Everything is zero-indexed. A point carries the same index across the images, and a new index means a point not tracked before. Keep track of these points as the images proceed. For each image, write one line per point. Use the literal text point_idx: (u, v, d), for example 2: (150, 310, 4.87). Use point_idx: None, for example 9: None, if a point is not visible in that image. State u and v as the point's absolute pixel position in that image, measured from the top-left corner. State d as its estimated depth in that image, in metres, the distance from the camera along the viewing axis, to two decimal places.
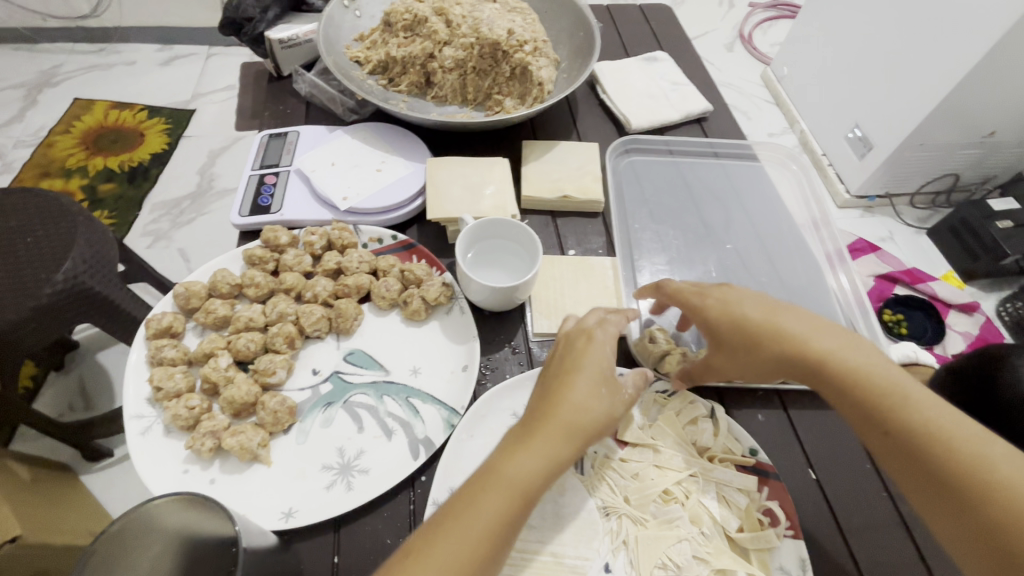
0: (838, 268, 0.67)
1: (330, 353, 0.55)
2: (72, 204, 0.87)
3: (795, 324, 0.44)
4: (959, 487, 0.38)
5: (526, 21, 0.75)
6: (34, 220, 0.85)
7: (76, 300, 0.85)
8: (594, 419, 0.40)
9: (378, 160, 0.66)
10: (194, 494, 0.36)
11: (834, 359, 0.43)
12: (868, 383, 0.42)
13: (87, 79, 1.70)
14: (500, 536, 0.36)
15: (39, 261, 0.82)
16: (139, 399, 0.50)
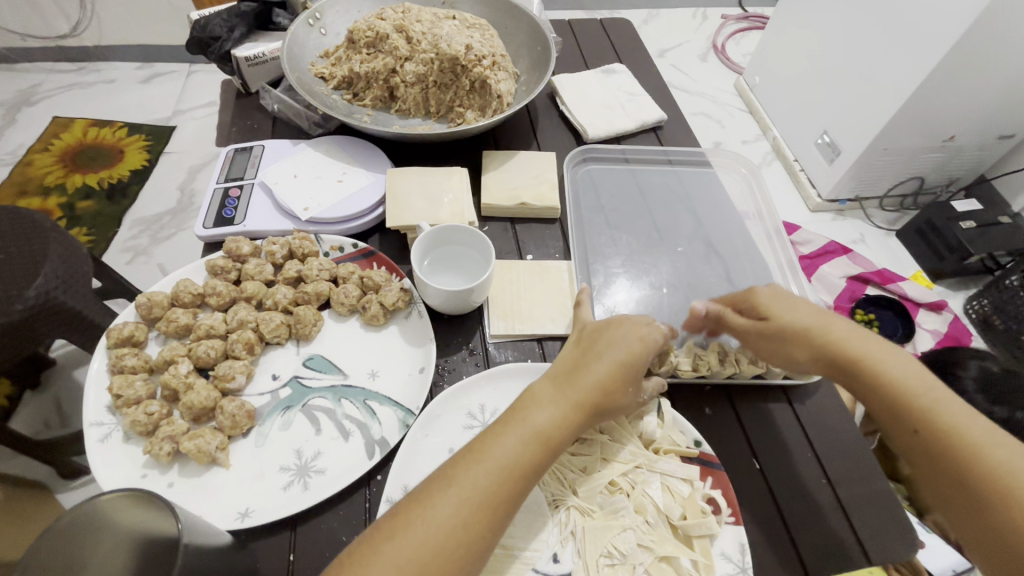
0: (791, 279, 0.68)
1: (290, 359, 0.56)
2: (42, 218, 0.88)
3: (842, 329, 0.49)
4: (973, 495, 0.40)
5: (484, 36, 0.78)
6: (6, 236, 0.87)
7: (48, 314, 0.86)
8: (619, 393, 0.46)
9: (339, 171, 0.69)
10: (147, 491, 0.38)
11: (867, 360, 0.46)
12: (901, 388, 0.45)
13: (68, 98, 1.71)
14: (524, 476, 0.42)
15: (11, 277, 0.84)
16: (99, 406, 0.51)
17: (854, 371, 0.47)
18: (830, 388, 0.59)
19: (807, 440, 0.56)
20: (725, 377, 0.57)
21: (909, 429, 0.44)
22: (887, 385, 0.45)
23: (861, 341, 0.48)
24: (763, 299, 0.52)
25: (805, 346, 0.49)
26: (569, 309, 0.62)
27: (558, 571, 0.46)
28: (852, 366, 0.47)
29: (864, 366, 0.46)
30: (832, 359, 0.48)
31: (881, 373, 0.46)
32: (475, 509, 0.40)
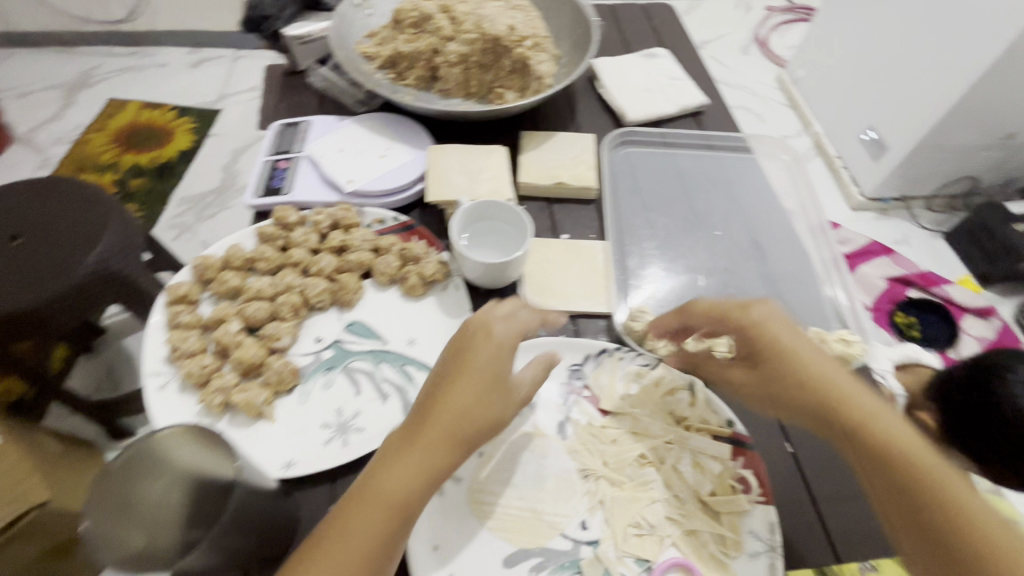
0: (835, 275, 0.66)
1: (332, 323, 0.58)
2: (103, 192, 0.94)
3: (796, 345, 0.48)
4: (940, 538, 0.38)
5: (527, 18, 0.79)
6: (68, 207, 0.92)
7: (106, 282, 0.91)
8: (491, 413, 0.44)
9: (382, 147, 0.70)
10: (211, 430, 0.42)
11: (833, 388, 0.45)
12: (858, 413, 0.44)
13: (123, 80, 1.79)
14: (406, 517, 0.40)
15: (72, 245, 0.88)
16: (157, 358, 0.54)
17: (822, 400, 0.45)
18: (869, 377, 0.58)
19: None
20: None
21: (881, 453, 0.42)
22: (848, 407, 0.44)
23: (812, 359, 0.47)
24: (758, 314, 0.50)
25: (797, 376, 0.46)
26: (603, 288, 0.62)
27: (587, 537, 0.47)
28: (819, 394, 0.45)
29: (837, 392, 0.45)
30: (796, 386, 0.46)
31: (838, 396, 0.45)
32: (382, 508, 0.39)
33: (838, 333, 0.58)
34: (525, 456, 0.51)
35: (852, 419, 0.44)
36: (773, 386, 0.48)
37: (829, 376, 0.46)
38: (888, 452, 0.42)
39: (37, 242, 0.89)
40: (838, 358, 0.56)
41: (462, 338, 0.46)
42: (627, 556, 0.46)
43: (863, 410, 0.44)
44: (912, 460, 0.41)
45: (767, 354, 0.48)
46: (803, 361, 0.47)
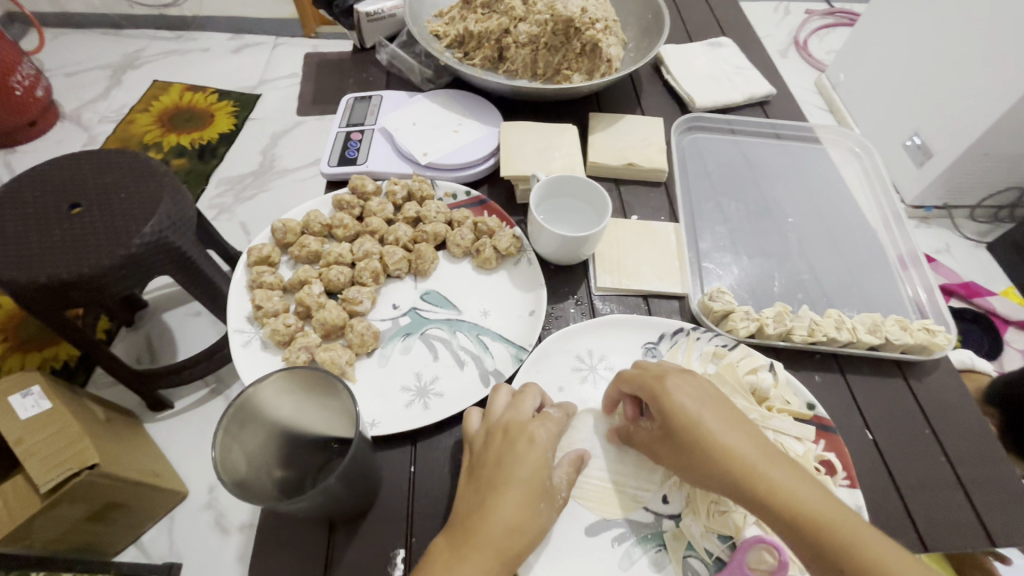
0: (910, 267, 0.65)
1: (409, 291, 0.59)
2: (161, 164, 0.91)
3: (719, 432, 0.41)
4: None
5: (598, 0, 0.78)
6: (124, 177, 0.89)
7: (161, 255, 0.86)
8: (536, 526, 0.39)
9: (454, 122, 0.71)
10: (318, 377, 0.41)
11: (773, 481, 0.39)
12: (800, 509, 0.38)
13: (167, 63, 1.82)
14: None
15: (130, 214, 0.84)
16: (241, 316, 0.55)
17: (753, 497, 0.39)
18: (948, 368, 0.57)
19: (924, 416, 0.54)
20: (838, 346, 0.56)
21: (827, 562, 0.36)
22: (780, 504, 0.38)
23: (748, 448, 0.40)
24: (668, 387, 0.43)
25: (722, 465, 0.40)
26: (677, 269, 0.62)
27: (669, 511, 0.47)
28: (746, 488, 0.39)
29: (761, 488, 0.39)
30: (727, 481, 0.40)
31: (769, 490, 0.38)
32: (487, 563, 0.37)
33: (919, 322, 0.57)
34: (600, 423, 0.51)
35: (789, 516, 0.38)
36: (697, 473, 0.41)
37: (768, 469, 0.39)
38: (835, 555, 0.36)
39: (94, 209, 0.85)
40: (919, 346, 0.55)
41: (646, 377, 0.44)
42: (711, 531, 0.46)
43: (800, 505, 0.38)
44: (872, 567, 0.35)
45: (679, 438, 0.41)
46: (726, 446, 0.40)
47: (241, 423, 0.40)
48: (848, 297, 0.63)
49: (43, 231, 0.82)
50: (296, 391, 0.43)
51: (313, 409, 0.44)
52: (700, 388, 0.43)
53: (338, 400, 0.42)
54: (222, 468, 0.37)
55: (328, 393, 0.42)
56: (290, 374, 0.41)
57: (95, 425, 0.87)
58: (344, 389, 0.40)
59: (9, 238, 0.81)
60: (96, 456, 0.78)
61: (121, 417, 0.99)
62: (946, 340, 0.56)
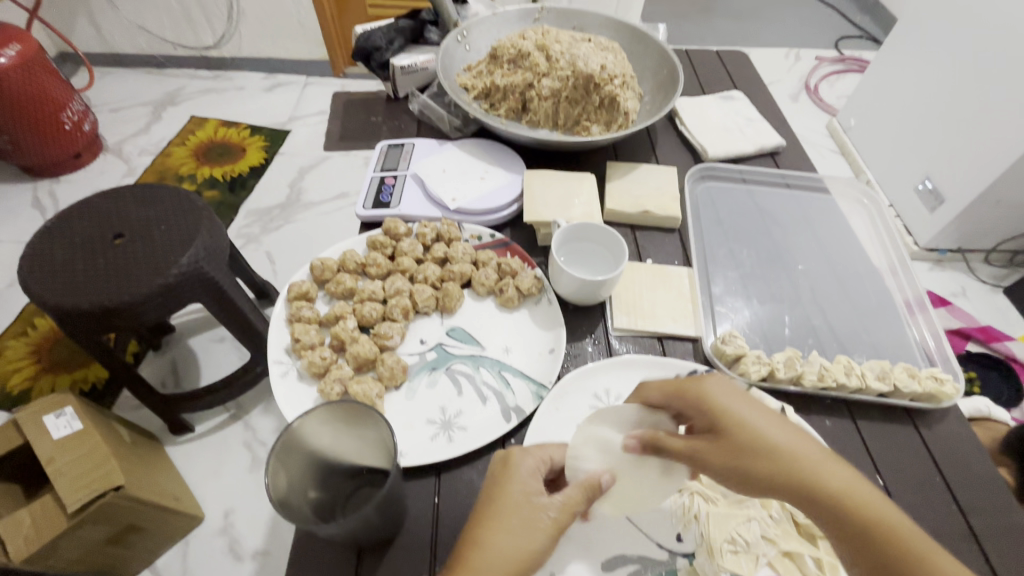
0: (918, 313, 0.67)
1: (435, 327, 0.63)
2: (198, 200, 0.97)
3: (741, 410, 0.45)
4: None
5: (617, 58, 0.84)
6: (165, 211, 0.95)
7: (195, 287, 0.91)
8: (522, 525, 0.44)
9: (481, 170, 0.76)
10: (358, 408, 0.45)
11: (819, 476, 0.42)
12: (800, 472, 0.43)
13: (204, 101, 1.93)
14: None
15: (171, 246, 0.90)
16: (280, 348, 0.59)
17: (758, 458, 0.43)
18: (958, 417, 0.58)
19: (935, 463, 0.55)
20: (847, 392, 0.58)
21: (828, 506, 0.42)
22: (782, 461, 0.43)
23: (769, 425, 0.44)
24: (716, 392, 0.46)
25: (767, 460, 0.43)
26: (691, 313, 0.65)
27: (682, 549, 0.49)
28: (794, 481, 0.42)
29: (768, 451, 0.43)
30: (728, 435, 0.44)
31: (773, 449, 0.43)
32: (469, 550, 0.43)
33: (928, 370, 0.59)
34: None
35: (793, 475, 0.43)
36: (736, 468, 0.44)
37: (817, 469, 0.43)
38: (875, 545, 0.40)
39: (138, 241, 0.90)
40: (927, 394, 0.57)
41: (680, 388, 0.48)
42: (725, 572, 0.46)
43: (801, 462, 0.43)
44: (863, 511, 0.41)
45: (728, 432, 0.45)
46: (773, 445, 0.43)
47: (286, 451, 0.43)
48: (858, 343, 0.65)
49: (88, 260, 0.88)
50: (337, 423, 0.46)
51: (349, 440, 0.48)
52: (737, 391, 0.47)
53: (377, 432, 0.45)
54: (271, 493, 0.41)
55: (367, 426, 0.46)
56: (332, 407, 0.45)
57: (120, 447, 0.90)
58: (383, 420, 0.44)
59: (57, 268, 0.86)
60: (122, 478, 0.81)
61: (145, 441, 1.02)
62: (955, 389, 0.57)
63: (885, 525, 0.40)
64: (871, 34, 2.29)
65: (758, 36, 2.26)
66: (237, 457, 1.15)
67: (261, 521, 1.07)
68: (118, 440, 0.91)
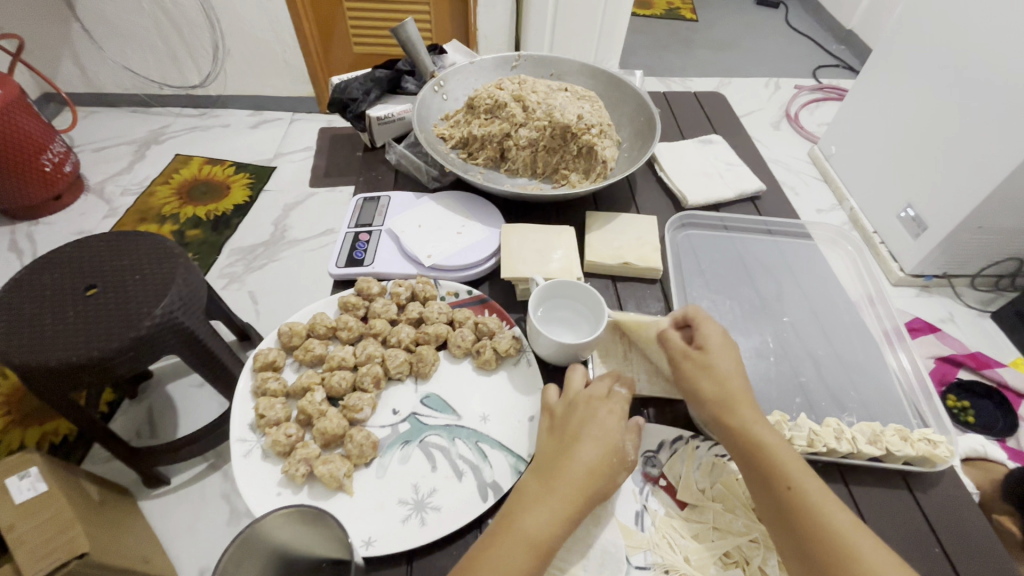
0: (897, 346, 0.67)
1: (409, 395, 0.60)
2: (175, 246, 0.94)
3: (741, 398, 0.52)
4: (817, 560, 0.43)
5: (593, 107, 0.83)
6: (140, 260, 0.92)
7: (169, 338, 0.88)
8: (608, 450, 0.49)
9: (458, 224, 0.75)
10: (316, 510, 0.42)
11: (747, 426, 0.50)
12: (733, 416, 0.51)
13: (189, 138, 1.93)
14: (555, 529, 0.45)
15: (143, 297, 0.87)
16: (243, 424, 0.56)
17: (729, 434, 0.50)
18: (952, 477, 0.56)
19: (934, 534, 0.53)
20: (839, 457, 0.56)
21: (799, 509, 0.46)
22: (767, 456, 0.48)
23: (726, 373, 0.53)
24: (703, 335, 0.55)
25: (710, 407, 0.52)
26: None
27: None
28: (724, 424, 0.51)
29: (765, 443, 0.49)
30: (717, 416, 0.51)
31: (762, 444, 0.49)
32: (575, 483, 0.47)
33: (920, 431, 0.57)
34: (592, 530, 0.50)
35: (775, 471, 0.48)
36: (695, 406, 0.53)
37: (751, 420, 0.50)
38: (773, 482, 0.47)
39: (110, 292, 0.87)
40: (921, 458, 0.55)
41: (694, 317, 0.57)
42: None
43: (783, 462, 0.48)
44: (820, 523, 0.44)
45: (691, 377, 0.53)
46: (719, 393, 0.52)
47: (243, 552, 0.41)
48: (847, 401, 0.63)
49: (60, 312, 0.85)
50: (287, 527, 0.43)
51: (301, 543, 0.44)
52: (721, 344, 0.55)
53: (328, 533, 0.43)
54: None
55: (316, 528, 0.43)
56: (286, 511, 0.42)
57: (86, 508, 0.85)
58: (334, 523, 0.42)
59: (25, 321, 0.83)
60: (88, 544, 0.76)
61: (114, 499, 0.97)
62: (949, 452, 0.55)
63: (820, 513, 0.45)
64: (847, 62, 2.35)
65: (738, 66, 2.31)
66: (214, 510, 1.10)
67: None
68: (84, 500, 0.86)
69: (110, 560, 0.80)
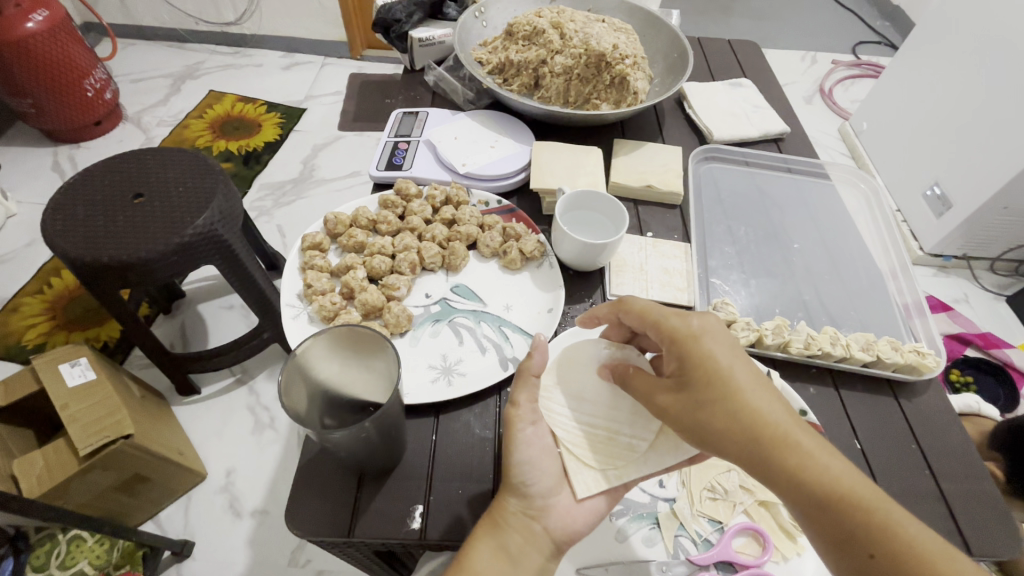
0: (916, 318, 0.67)
1: (440, 283, 0.66)
2: (215, 162, 0.92)
3: (722, 354, 0.43)
4: (848, 527, 0.37)
5: (628, 39, 0.85)
6: (182, 172, 0.90)
7: (209, 250, 0.86)
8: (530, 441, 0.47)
9: (491, 139, 0.79)
10: (360, 332, 0.48)
11: (776, 426, 0.40)
12: (744, 399, 0.41)
13: (223, 76, 1.93)
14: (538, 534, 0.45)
15: (185, 207, 0.85)
16: (292, 293, 0.63)
17: (754, 434, 0.40)
18: (939, 392, 0.61)
19: (912, 433, 0.58)
20: (832, 361, 0.60)
21: (803, 492, 0.39)
22: (737, 407, 0.41)
23: (731, 364, 0.43)
24: (684, 331, 0.45)
25: (721, 407, 0.41)
26: (683, 284, 0.67)
27: (664, 495, 0.52)
28: (753, 433, 0.40)
29: (779, 439, 0.40)
30: (746, 429, 0.40)
31: (746, 409, 0.41)
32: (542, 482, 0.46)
33: (911, 344, 0.62)
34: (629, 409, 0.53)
35: (758, 436, 0.40)
36: (704, 428, 0.42)
37: (770, 412, 0.41)
38: (790, 469, 0.39)
39: (153, 199, 0.86)
40: (909, 366, 0.60)
41: (674, 327, 0.45)
42: (702, 515, 0.50)
43: (798, 458, 0.39)
44: (838, 487, 0.38)
45: (698, 384, 0.43)
46: (733, 393, 0.41)
47: (296, 375, 0.46)
48: (847, 321, 0.67)
49: (109, 216, 0.83)
50: (342, 351, 0.49)
51: (356, 372, 0.51)
52: (721, 336, 0.44)
53: (383, 358, 0.48)
54: (287, 408, 0.43)
55: (375, 350, 0.49)
56: (339, 335, 0.48)
57: (128, 401, 0.93)
58: (388, 343, 0.47)
59: (77, 220, 0.83)
60: (132, 428, 0.84)
61: (152, 398, 1.04)
62: (936, 362, 0.60)
63: (844, 490, 0.38)
64: (889, 40, 2.28)
65: (775, 38, 2.26)
66: (241, 419, 1.15)
67: (262, 481, 1.07)
68: (126, 393, 0.93)
69: (148, 445, 0.89)
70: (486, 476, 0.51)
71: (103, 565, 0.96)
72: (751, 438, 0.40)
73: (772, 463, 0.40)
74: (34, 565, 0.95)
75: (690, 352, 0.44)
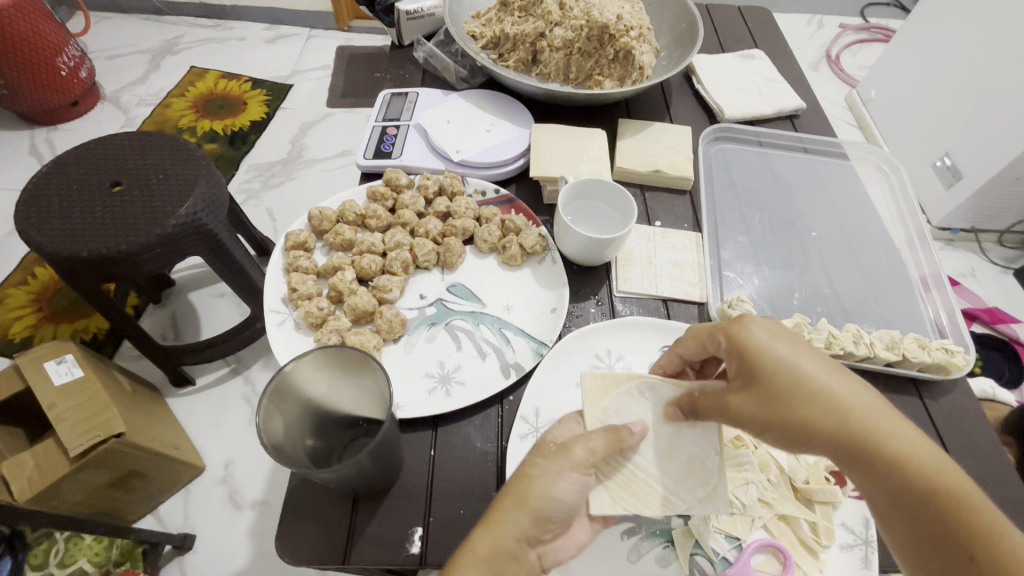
0: (932, 290, 0.66)
1: (435, 283, 0.62)
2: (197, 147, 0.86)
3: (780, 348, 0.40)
4: (943, 520, 0.35)
5: (633, 9, 0.79)
6: (160, 158, 0.84)
7: (192, 240, 0.81)
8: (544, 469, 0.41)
9: (488, 122, 0.74)
10: (349, 351, 0.43)
11: (861, 416, 0.37)
12: (818, 393, 0.38)
13: (204, 51, 1.83)
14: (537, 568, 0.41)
15: (166, 196, 0.79)
16: (277, 297, 0.59)
17: (834, 429, 0.37)
18: (965, 389, 0.58)
19: (938, 436, 0.55)
20: (855, 360, 0.57)
21: (892, 483, 0.37)
22: (817, 404, 0.38)
23: (799, 356, 0.39)
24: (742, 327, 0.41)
25: (801, 403, 0.38)
26: (694, 278, 0.63)
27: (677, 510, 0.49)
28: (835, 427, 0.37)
29: (859, 431, 0.37)
30: (827, 429, 0.37)
31: (828, 401, 0.38)
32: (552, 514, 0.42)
33: (939, 341, 0.58)
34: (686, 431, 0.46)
35: (841, 430, 0.37)
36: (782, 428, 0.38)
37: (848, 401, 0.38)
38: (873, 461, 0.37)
39: (133, 187, 0.80)
40: (937, 365, 0.56)
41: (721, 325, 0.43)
42: (718, 531, 0.47)
43: (880, 447, 0.37)
44: (928, 474, 0.36)
45: (767, 382, 0.39)
46: (809, 385, 0.38)
47: (281, 396, 0.42)
48: (867, 314, 0.63)
49: (87, 208, 0.77)
50: (332, 368, 0.45)
51: (346, 389, 0.47)
52: (776, 328, 0.41)
53: (375, 378, 0.45)
54: (266, 437, 0.40)
55: (368, 371, 0.45)
56: (327, 353, 0.44)
57: (118, 395, 0.88)
58: (380, 367, 0.43)
59: (53, 212, 0.76)
60: (122, 425, 0.80)
61: (144, 392, 1.00)
62: (965, 361, 0.56)
63: (937, 483, 0.36)
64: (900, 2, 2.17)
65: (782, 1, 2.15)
66: (237, 411, 1.12)
67: (259, 473, 1.05)
68: (114, 387, 0.89)
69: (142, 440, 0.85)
70: (490, 492, 0.48)
71: (102, 562, 0.93)
72: (833, 438, 0.37)
73: (864, 455, 0.37)
74: (32, 564, 0.92)
75: (750, 353, 0.40)
